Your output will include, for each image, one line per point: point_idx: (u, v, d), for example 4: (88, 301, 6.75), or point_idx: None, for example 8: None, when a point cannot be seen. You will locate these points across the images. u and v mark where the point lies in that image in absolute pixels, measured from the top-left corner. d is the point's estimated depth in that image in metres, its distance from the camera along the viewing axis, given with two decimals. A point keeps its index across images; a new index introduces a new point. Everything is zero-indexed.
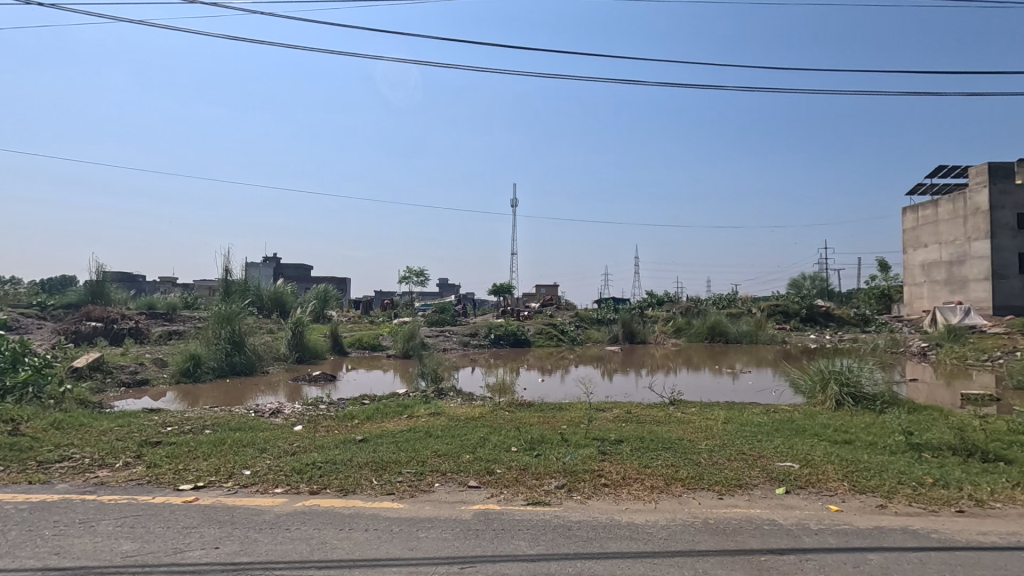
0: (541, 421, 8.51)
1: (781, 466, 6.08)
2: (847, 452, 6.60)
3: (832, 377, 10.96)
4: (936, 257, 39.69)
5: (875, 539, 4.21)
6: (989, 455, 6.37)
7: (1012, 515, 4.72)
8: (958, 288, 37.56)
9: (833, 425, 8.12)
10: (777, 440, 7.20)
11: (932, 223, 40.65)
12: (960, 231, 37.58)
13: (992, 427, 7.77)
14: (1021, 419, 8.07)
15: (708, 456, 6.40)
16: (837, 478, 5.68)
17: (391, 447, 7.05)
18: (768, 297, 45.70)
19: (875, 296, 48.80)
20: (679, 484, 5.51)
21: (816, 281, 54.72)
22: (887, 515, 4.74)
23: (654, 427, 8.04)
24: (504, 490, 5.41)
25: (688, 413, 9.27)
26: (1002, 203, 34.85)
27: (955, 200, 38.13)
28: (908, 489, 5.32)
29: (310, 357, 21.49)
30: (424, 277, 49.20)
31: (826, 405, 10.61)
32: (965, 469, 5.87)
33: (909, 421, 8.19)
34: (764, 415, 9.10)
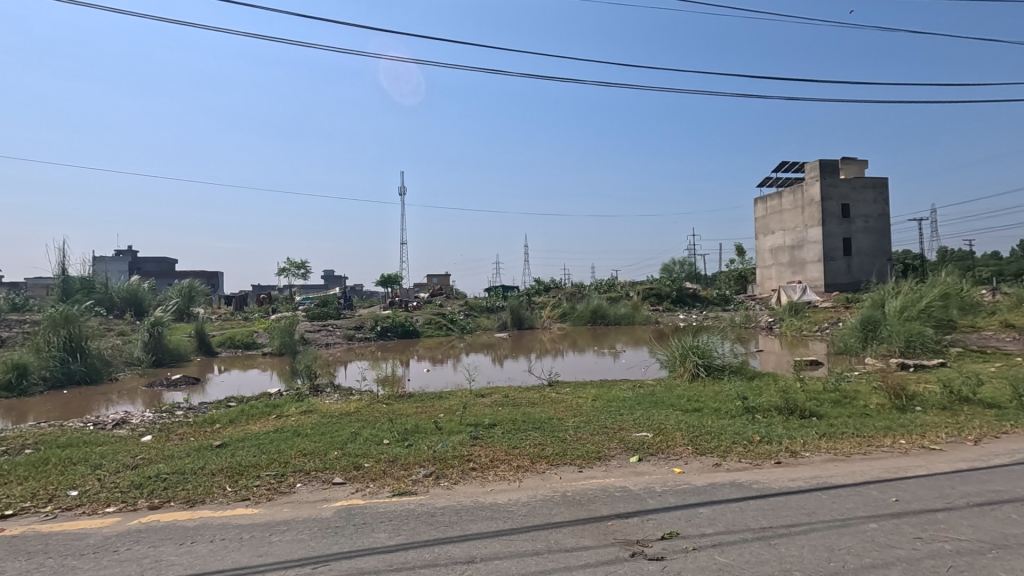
0: (418, 411, 8.47)
1: (638, 436, 6.59)
2: (694, 419, 7.31)
3: (690, 352, 12.03)
4: (782, 242, 45.08)
5: (707, 494, 4.71)
6: (805, 412, 7.39)
7: (816, 462, 5.52)
8: (798, 269, 42.98)
9: (686, 395, 8.96)
10: (637, 413, 7.79)
11: (777, 212, 46.04)
12: (798, 219, 42.97)
13: (813, 387, 9.01)
14: (834, 380, 9.44)
15: (573, 432, 6.76)
16: (683, 443, 6.26)
17: (252, 450, 6.60)
18: (643, 281, 49.17)
19: (733, 278, 54.32)
20: (544, 461, 5.76)
21: (685, 265, 59.91)
22: (720, 472, 5.33)
23: (528, 408, 8.35)
24: (370, 483, 5.31)
25: (562, 394, 9.67)
26: (830, 195, 40.40)
27: (794, 192, 43.47)
28: (740, 447, 6.02)
29: (170, 360, 19.44)
30: (305, 269, 46.58)
31: (685, 376, 11.69)
32: (785, 426, 6.75)
33: (748, 387, 9.24)
34: (630, 390, 9.81)
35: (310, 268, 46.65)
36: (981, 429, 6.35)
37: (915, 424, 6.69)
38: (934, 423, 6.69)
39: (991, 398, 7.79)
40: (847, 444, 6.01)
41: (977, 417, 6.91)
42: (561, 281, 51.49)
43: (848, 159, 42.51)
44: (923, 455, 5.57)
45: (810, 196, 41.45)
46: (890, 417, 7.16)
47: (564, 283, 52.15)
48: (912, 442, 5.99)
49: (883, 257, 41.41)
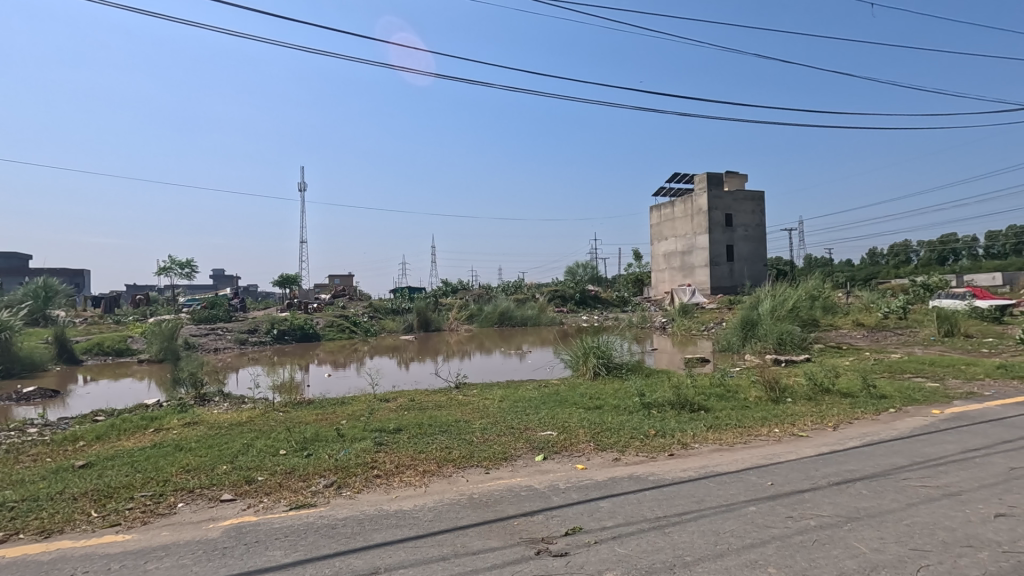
0: (319, 418, 8.07)
1: (543, 435, 6.74)
2: (596, 416, 7.61)
3: (591, 351, 12.50)
4: (674, 248, 48.35)
5: (608, 488, 4.91)
6: (695, 405, 7.96)
7: (704, 452, 5.96)
8: (688, 273, 46.33)
9: (588, 393, 9.31)
10: (542, 412, 7.98)
11: (670, 220, 49.32)
12: (688, 227, 46.34)
13: (701, 383, 9.73)
14: (719, 375, 10.27)
15: (480, 434, 6.77)
16: (586, 439, 6.50)
17: (124, 469, 5.91)
18: (549, 284, 50.54)
19: (631, 281, 57.44)
20: (451, 465, 5.71)
21: (587, 268, 62.51)
22: (619, 466, 5.59)
23: (434, 411, 8.24)
24: (263, 498, 4.96)
25: (469, 396, 9.64)
26: (715, 205, 43.99)
27: (685, 201, 46.81)
28: (637, 442, 6.35)
29: (21, 371, 16.96)
30: (190, 268, 42.81)
31: (587, 375, 12.16)
32: (677, 420, 7.22)
33: (644, 384, 9.78)
34: (536, 390, 10.02)
35: (196, 267, 42.93)
36: (839, 416, 7.21)
37: (786, 414, 7.44)
38: (802, 412, 7.49)
39: (847, 388, 8.86)
40: (730, 434, 6.55)
41: (836, 405, 7.84)
42: (468, 283, 51.61)
43: (731, 173, 46.48)
44: (792, 442, 6.22)
45: (699, 206, 44.82)
46: (766, 408, 7.90)
47: (472, 284, 52.32)
48: (784, 430, 6.66)
49: (759, 262, 45.74)
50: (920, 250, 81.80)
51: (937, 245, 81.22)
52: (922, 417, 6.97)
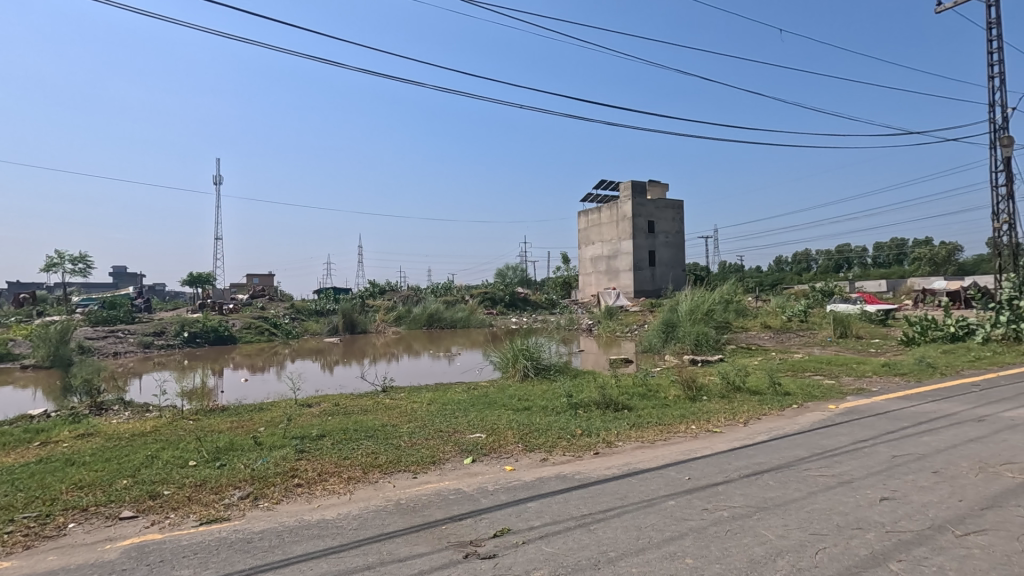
0: (234, 426, 7.60)
1: (472, 437, 6.72)
2: (524, 417, 7.70)
3: (521, 353, 12.62)
4: (600, 252, 49.87)
5: (536, 488, 4.98)
6: (619, 405, 8.23)
7: (627, 450, 6.18)
8: (613, 277, 47.97)
9: (517, 394, 9.40)
10: (472, 414, 7.95)
11: (596, 225, 50.86)
12: (613, 232, 47.99)
13: (625, 383, 10.09)
14: (642, 375, 10.70)
15: (408, 439, 6.64)
16: (514, 441, 6.55)
17: (2, 488, 5.27)
18: (479, 286, 50.62)
19: (559, 285, 58.71)
20: (377, 470, 5.56)
21: (517, 271, 63.20)
22: (546, 466, 5.67)
23: (360, 416, 8.00)
24: (170, 514, 4.60)
25: (397, 399, 9.45)
26: (638, 212, 45.87)
27: (610, 207, 48.45)
28: (564, 442, 6.47)
29: None
30: (86, 265, 39.10)
31: (516, 377, 12.27)
32: (602, 419, 7.44)
33: (571, 385, 9.99)
34: (465, 392, 9.99)
35: (92, 264, 39.26)
36: (748, 412, 7.72)
37: (702, 411, 7.87)
38: (716, 409, 7.95)
39: (755, 386, 9.52)
40: (651, 432, 6.84)
41: (746, 402, 8.39)
42: (396, 284, 50.63)
43: (653, 182, 48.64)
44: (708, 437, 6.59)
45: (623, 212, 46.55)
46: (684, 406, 8.31)
47: (400, 286, 51.41)
48: (700, 426, 7.04)
49: (679, 267, 48.16)
50: (818, 259, 89.42)
51: (833, 254, 89.15)
52: (820, 412, 7.61)
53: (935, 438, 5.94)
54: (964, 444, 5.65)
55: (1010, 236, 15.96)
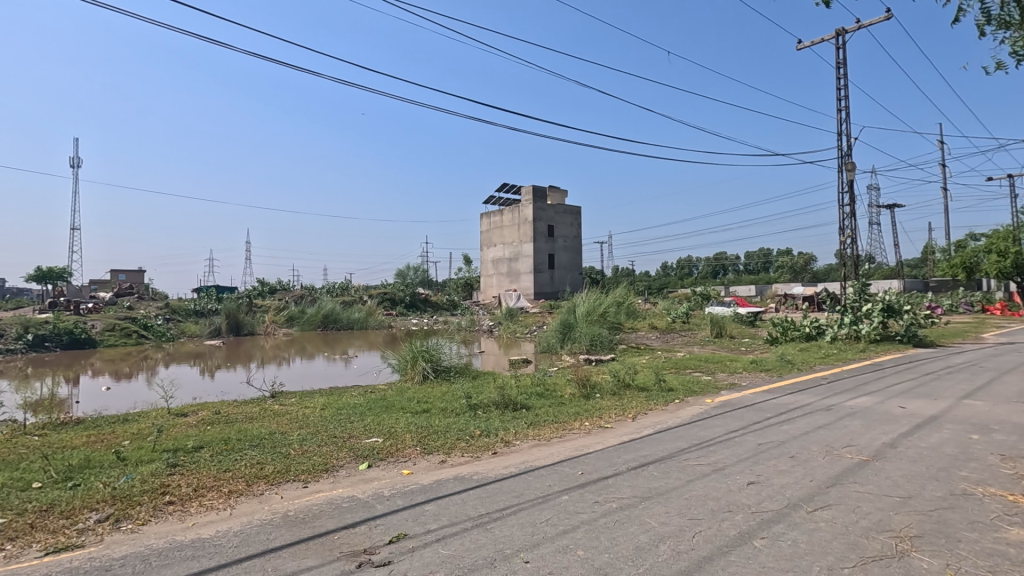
0: (92, 440, 6.73)
1: (368, 442, 6.51)
2: (422, 420, 7.60)
3: (420, 354, 12.44)
4: (501, 254, 50.56)
5: (433, 491, 4.93)
6: (517, 404, 8.39)
7: (524, 448, 6.32)
8: (514, 279, 48.86)
9: (415, 397, 9.24)
10: (368, 418, 7.71)
11: (497, 228, 51.47)
12: (515, 235, 48.87)
13: (523, 383, 10.29)
14: (539, 374, 10.97)
15: (298, 446, 6.29)
16: (412, 444, 6.44)
17: None
18: (378, 286, 49.21)
19: (461, 285, 58.79)
20: (262, 482, 5.20)
21: (418, 271, 62.31)
22: (444, 468, 5.64)
23: (244, 424, 7.44)
24: (6, 546, 3.97)
25: (286, 405, 8.89)
26: (539, 216, 47.19)
27: (512, 210, 49.32)
28: (463, 443, 6.48)
29: None
30: None
31: (415, 379, 12.07)
32: (500, 419, 7.55)
33: (471, 386, 10.04)
34: (360, 395, 9.66)
35: None
36: (637, 408, 8.22)
37: (595, 408, 8.24)
38: (608, 406, 8.36)
39: (643, 382, 10.16)
40: (548, 430, 7.05)
41: (635, 398, 8.93)
42: (288, 284, 47.75)
43: (553, 187, 50.23)
44: (600, 433, 6.92)
45: (524, 216, 47.58)
46: (579, 404, 8.66)
47: (292, 285, 48.57)
48: (593, 423, 7.37)
49: (576, 271, 50.12)
50: (698, 265, 97.41)
51: (711, 261, 97.54)
52: (699, 405, 8.31)
53: (791, 426, 6.70)
54: (814, 431, 6.43)
55: (851, 249, 18.43)
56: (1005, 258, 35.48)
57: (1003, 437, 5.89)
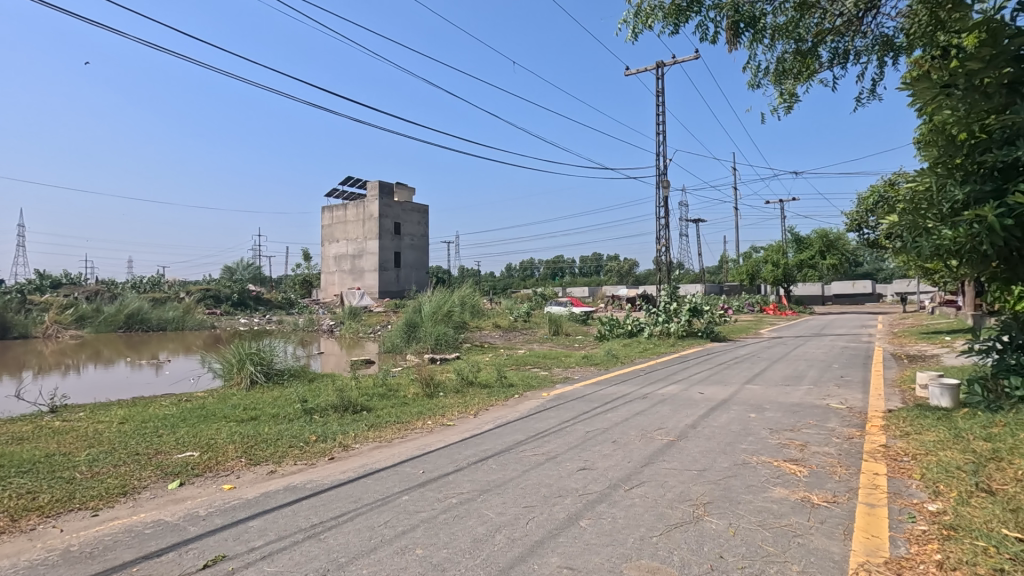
0: None
1: (180, 458, 5.75)
2: (249, 428, 6.93)
3: (247, 358, 11.32)
4: (344, 251, 48.25)
5: (259, 505, 4.53)
6: (357, 406, 8.06)
7: (364, 451, 6.09)
8: (357, 276, 46.93)
9: (242, 404, 8.39)
10: (182, 430, 6.81)
11: (340, 223, 48.96)
12: (359, 231, 46.94)
13: (365, 384, 9.92)
14: (382, 375, 10.67)
15: (87, 468, 5.33)
16: (235, 456, 5.83)
17: None
18: (198, 282, 43.75)
19: (299, 282, 54.86)
20: (35, 515, 4.31)
21: (248, 266, 56.71)
22: (274, 479, 5.20)
23: (10, 448, 6.07)
24: None
25: (72, 421, 7.45)
26: (385, 213, 46.00)
27: (357, 206, 47.36)
28: (296, 450, 6.04)
29: None
30: None
31: (242, 385, 10.94)
32: (339, 423, 7.20)
33: (306, 390, 9.41)
34: (173, 406, 8.48)
35: None
36: (479, 404, 8.43)
37: (438, 407, 8.26)
38: (451, 404, 8.45)
39: (485, 380, 10.46)
40: (389, 431, 6.89)
41: (477, 395, 9.15)
42: (78, 277, 40.14)
43: (401, 185, 49.31)
44: (442, 430, 6.96)
45: (370, 212, 45.95)
46: (422, 403, 8.61)
47: (84, 279, 40.91)
48: (436, 421, 7.39)
49: (422, 270, 49.77)
50: (539, 267, 103.14)
51: (551, 264, 103.96)
52: (535, 399, 8.80)
53: (615, 414, 7.42)
54: (633, 417, 7.20)
55: (666, 256, 20.98)
56: (777, 268, 43.34)
57: (772, 414, 7.18)
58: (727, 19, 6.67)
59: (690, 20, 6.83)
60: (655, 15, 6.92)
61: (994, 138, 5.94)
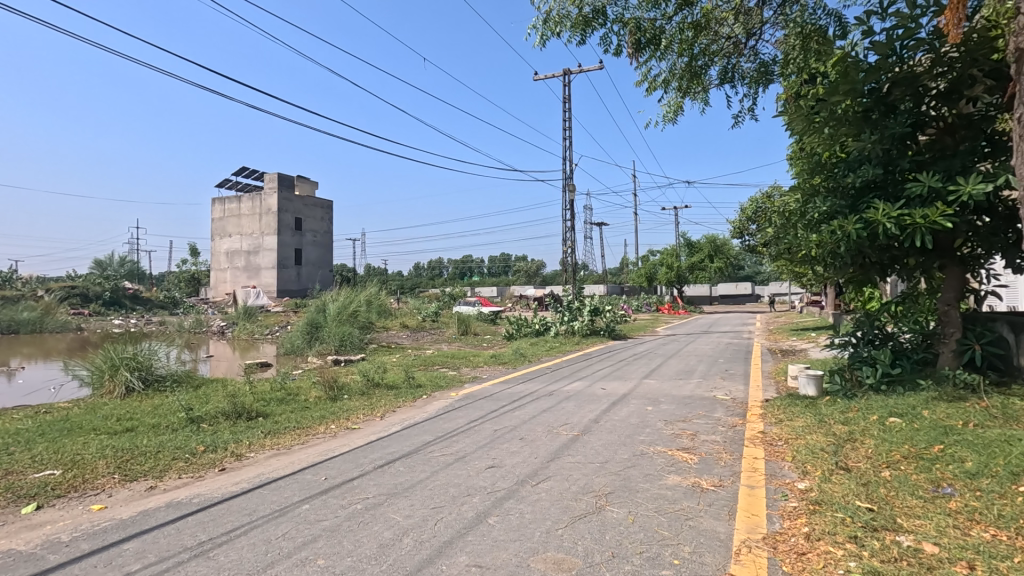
0: None
1: (37, 478, 5.05)
2: (124, 441, 6.24)
3: (122, 363, 10.20)
4: (237, 246, 44.98)
5: (137, 524, 4.10)
6: (252, 413, 7.54)
7: (260, 460, 5.71)
8: (253, 274, 43.95)
9: (115, 414, 7.54)
10: (39, 447, 5.99)
11: (234, 216, 45.56)
12: (255, 226, 43.96)
13: (260, 389, 9.30)
14: (280, 379, 10.05)
15: None
16: (106, 472, 5.22)
17: None
18: (61, 278, 38.72)
19: (184, 279, 50.36)
20: None
21: (123, 261, 51.10)
22: (154, 495, 4.73)
23: None
24: None
25: None
26: (284, 207, 43.50)
27: (253, 199, 44.33)
28: (180, 463, 5.53)
29: None
30: None
31: (115, 393, 9.82)
32: (231, 431, 6.69)
33: (193, 396, 8.65)
34: (28, 419, 7.44)
35: None
36: (385, 406, 8.21)
37: (342, 410, 7.94)
38: (356, 407, 8.16)
39: (392, 381, 10.22)
40: (288, 437, 6.52)
41: (384, 397, 8.91)
42: None
43: (302, 178, 46.87)
44: (347, 434, 6.70)
45: (267, 206, 43.22)
46: (325, 407, 8.23)
47: None
48: (339, 425, 7.10)
49: (325, 268, 47.62)
50: (448, 267, 102.52)
51: (460, 264, 103.77)
52: (444, 399, 8.74)
53: (522, 412, 7.55)
54: (539, 414, 7.36)
55: (571, 257, 21.70)
56: (672, 270, 46.32)
57: (667, 406, 7.68)
58: (630, 34, 7.04)
59: (595, 31, 7.11)
60: (563, 23, 7.12)
61: (851, 159, 6.76)
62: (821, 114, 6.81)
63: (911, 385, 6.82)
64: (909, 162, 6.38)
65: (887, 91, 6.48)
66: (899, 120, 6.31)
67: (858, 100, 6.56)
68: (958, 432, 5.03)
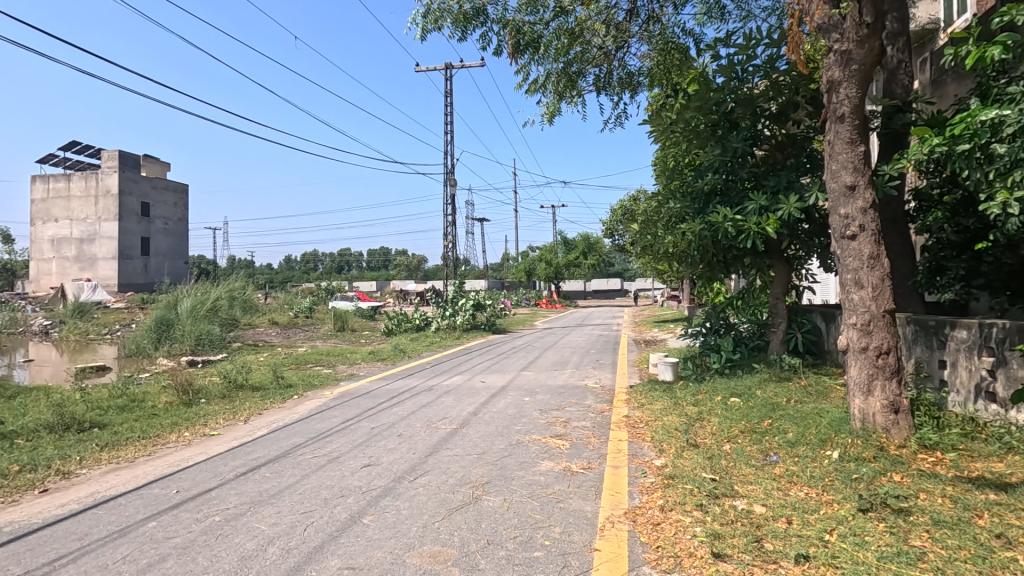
0: None
1: None
2: None
3: None
4: (66, 233, 38.74)
5: None
6: (84, 424, 6.58)
7: (94, 476, 5.00)
8: (87, 265, 38.16)
9: None
10: None
11: (61, 198, 39.13)
12: (89, 209, 38.17)
13: (95, 397, 8.11)
14: (121, 384, 8.83)
15: None
16: None
17: None
18: None
19: None
20: None
21: None
22: None
23: None
24: None
25: None
26: (128, 189, 38.34)
27: (86, 178, 38.37)
28: None
29: None
30: None
31: None
32: (56, 446, 5.78)
33: (4, 409, 7.30)
34: None
35: None
36: (249, 409, 7.60)
37: (198, 415, 7.21)
38: (215, 411, 7.46)
39: (259, 381, 9.46)
40: (131, 449, 5.78)
41: (249, 399, 8.24)
42: None
43: (151, 158, 41.63)
44: (203, 442, 6.11)
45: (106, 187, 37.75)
46: (177, 413, 7.42)
47: None
48: (195, 432, 6.44)
49: (179, 259, 42.84)
50: (324, 261, 97.11)
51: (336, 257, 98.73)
52: (316, 399, 8.30)
53: (400, 408, 7.42)
54: (418, 410, 7.28)
55: (453, 252, 21.66)
56: (550, 267, 48.04)
57: (542, 397, 8.00)
58: (509, 36, 7.22)
59: (476, 29, 7.17)
60: (443, 17, 7.07)
61: (702, 168, 7.54)
62: (678, 125, 7.51)
63: (748, 368, 7.79)
64: (748, 173, 7.27)
65: (731, 110, 7.30)
66: (739, 136, 7.13)
67: (708, 116, 7.33)
68: (782, 408, 5.85)
